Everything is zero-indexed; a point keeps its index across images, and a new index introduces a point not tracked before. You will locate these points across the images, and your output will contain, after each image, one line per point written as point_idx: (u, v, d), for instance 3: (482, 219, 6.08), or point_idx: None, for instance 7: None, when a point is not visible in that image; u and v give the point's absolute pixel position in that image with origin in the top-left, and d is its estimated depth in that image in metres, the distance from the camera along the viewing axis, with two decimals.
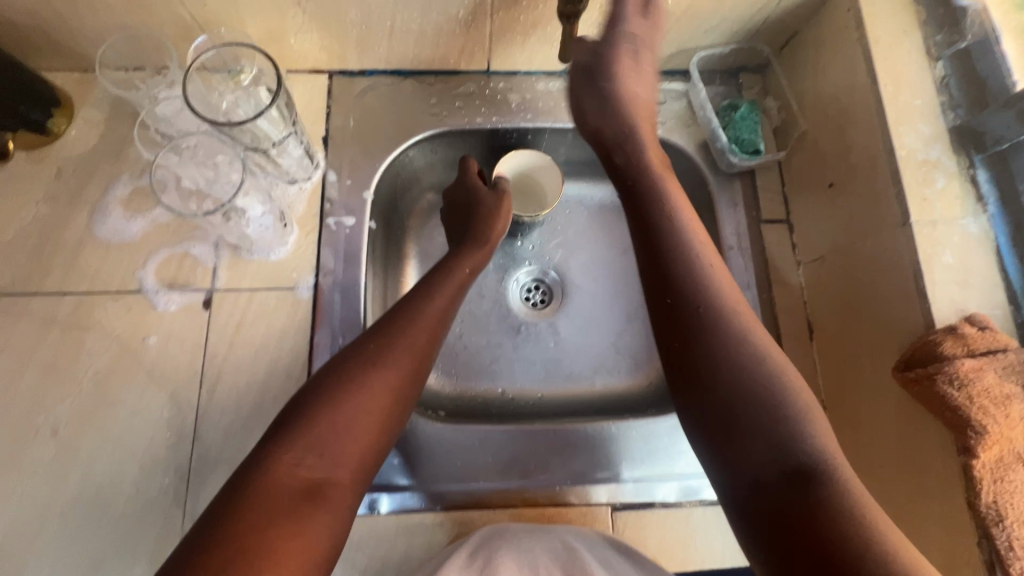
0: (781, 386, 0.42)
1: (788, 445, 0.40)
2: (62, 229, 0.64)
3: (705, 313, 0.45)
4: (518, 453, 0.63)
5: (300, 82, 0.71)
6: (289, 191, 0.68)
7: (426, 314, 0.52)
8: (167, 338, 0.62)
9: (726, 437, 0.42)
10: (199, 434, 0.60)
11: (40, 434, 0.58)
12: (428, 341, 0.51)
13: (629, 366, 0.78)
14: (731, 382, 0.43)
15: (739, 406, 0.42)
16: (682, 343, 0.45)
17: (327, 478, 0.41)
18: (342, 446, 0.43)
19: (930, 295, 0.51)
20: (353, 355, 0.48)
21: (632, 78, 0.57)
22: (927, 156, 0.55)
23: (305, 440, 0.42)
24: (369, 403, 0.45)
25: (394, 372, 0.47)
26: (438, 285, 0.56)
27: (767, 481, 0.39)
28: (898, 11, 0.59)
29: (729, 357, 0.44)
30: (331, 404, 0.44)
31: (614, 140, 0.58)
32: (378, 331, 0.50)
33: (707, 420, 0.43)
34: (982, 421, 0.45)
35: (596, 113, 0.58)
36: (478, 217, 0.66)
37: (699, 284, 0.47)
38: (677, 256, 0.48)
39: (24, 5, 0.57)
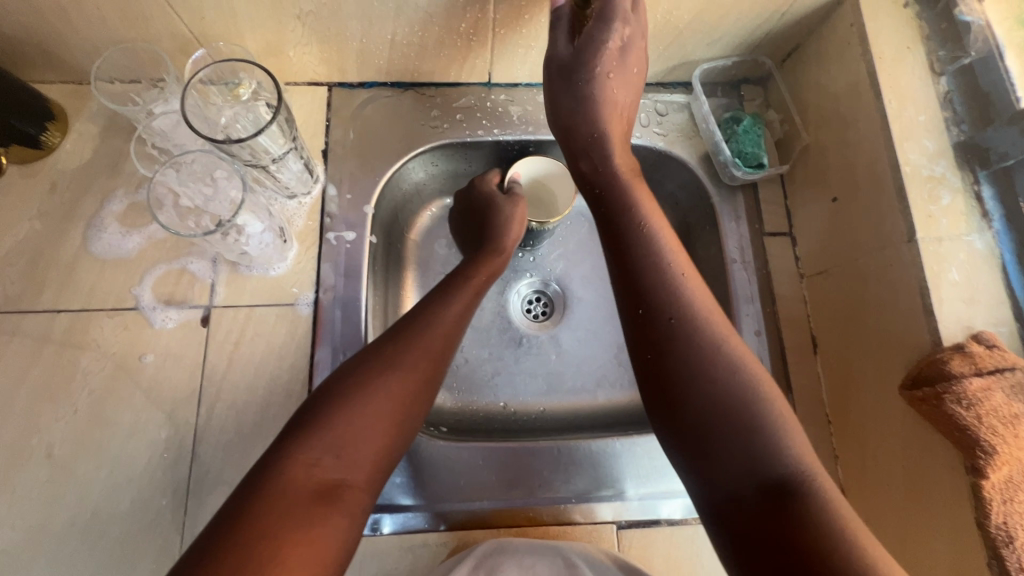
0: (755, 396, 0.42)
1: (763, 456, 0.40)
2: (57, 245, 0.63)
3: (677, 324, 0.46)
4: (522, 473, 0.62)
5: (299, 94, 0.71)
6: (288, 206, 0.67)
7: (443, 319, 0.53)
8: (165, 356, 0.61)
9: (702, 449, 0.42)
10: (197, 454, 0.59)
11: (34, 456, 0.57)
12: (445, 346, 0.52)
13: (631, 379, 0.77)
14: (704, 392, 0.43)
15: (715, 417, 0.42)
16: (655, 353, 0.46)
17: (343, 480, 0.42)
18: (359, 447, 0.43)
19: (937, 312, 0.51)
20: (372, 356, 0.48)
21: (607, 80, 0.56)
22: (932, 172, 0.55)
23: (323, 440, 0.42)
24: (386, 405, 0.46)
25: (412, 374, 0.48)
26: (457, 288, 0.57)
27: (742, 493, 0.39)
28: (901, 26, 0.59)
29: (703, 367, 0.44)
30: (349, 404, 0.44)
31: (585, 142, 0.57)
32: (395, 334, 0.51)
33: (681, 432, 0.43)
34: (990, 441, 0.45)
35: (571, 111, 0.57)
36: (497, 222, 0.67)
37: (671, 293, 0.47)
38: (648, 266, 0.49)
39: (18, 18, 0.56)
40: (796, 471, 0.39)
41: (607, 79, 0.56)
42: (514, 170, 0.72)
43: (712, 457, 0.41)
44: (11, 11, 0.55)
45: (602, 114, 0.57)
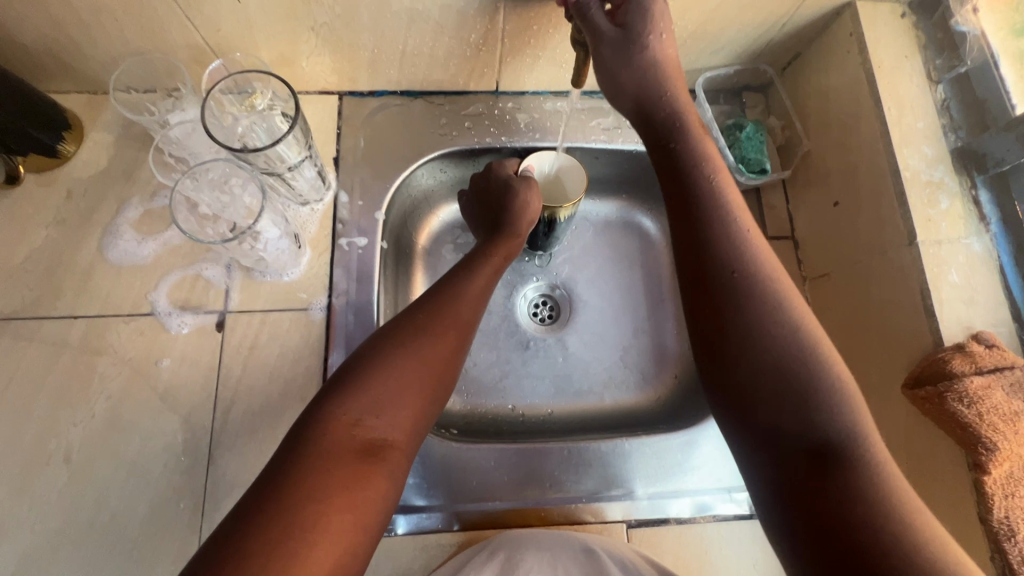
0: (813, 360, 0.43)
1: (818, 419, 0.41)
2: (74, 252, 0.64)
3: (737, 278, 0.46)
4: (532, 472, 0.63)
5: (310, 102, 0.72)
6: (301, 212, 0.68)
7: (470, 295, 0.56)
8: (180, 361, 0.62)
9: (752, 407, 0.43)
10: (214, 458, 0.59)
11: (52, 460, 0.58)
12: (471, 322, 0.54)
13: (637, 381, 0.78)
14: (763, 348, 0.43)
15: (768, 376, 0.42)
16: (716, 308, 0.46)
17: (386, 439, 0.44)
18: (397, 410, 0.46)
19: (938, 314, 0.52)
20: (409, 324, 0.51)
21: (659, 43, 0.55)
22: (931, 177, 0.56)
23: (363, 402, 0.45)
24: (421, 370, 0.48)
25: (445, 342, 0.51)
26: (478, 265, 0.60)
27: (793, 453, 0.40)
28: (898, 36, 0.61)
29: (763, 328, 0.44)
30: (387, 369, 0.47)
31: (657, 108, 0.56)
32: (428, 306, 0.53)
33: (732, 390, 0.44)
34: (992, 438, 0.46)
35: (635, 77, 0.55)
36: (511, 208, 0.65)
37: (734, 249, 0.47)
38: (715, 221, 0.49)
39: (39, 30, 0.58)
40: (845, 432, 0.40)
41: (658, 41, 0.55)
42: (529, 162, 0.70)
43: (760, 415, 0.42)
44: (33, 24, 0.57)
45: (664, 78, 0.56)
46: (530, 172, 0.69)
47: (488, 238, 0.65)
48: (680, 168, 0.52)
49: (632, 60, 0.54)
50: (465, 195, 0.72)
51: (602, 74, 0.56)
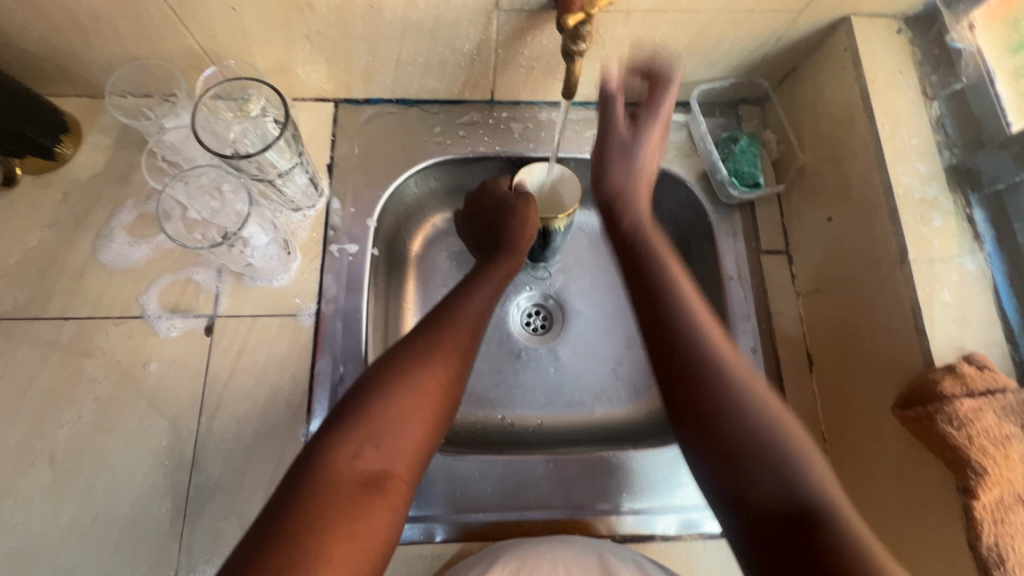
0: (779, 428, 0.44)
1: (792, 484, 0.42)
2: (68, 254, 0.65)
3: (703, 358, 0.48)
4: (518, 486, 0.62)
5: (306, 109, 0.72)
6: (293, 218, 0.68)
7: (472, 315, 0.56)
8: (168, 365, 0.62)
9: (735, 482, 0.44)
10: (197, 462, 0.59)
11: (37, 461, 0.58)
12: (473, 342, 0.54)
13: (628, 394, 0.78)
14: (736, 425, 0.45)
15: (744, 451, 0.44)
16: (688, 391, 0.48)
17: (384, 470, 0.44)
18: (397, 439, 0.45)
19: (928, 334, 0.51)
20: (409, 350, 0.51)
21: (646, 157, 0.62)
22: (925, 195, 0.55)
23: (362, 434, 0.44)
24: (421, 396, 0.48)
25: (446, 364, 0.51)
26: (478, 285, 0.60)
27: (775, 521, 0.41)
28: (894, 52, 0.60)
29: (728, 401, 0.46)
30: (390, 398, 0.47)
31: (628, 200, 0.61)
32: (424, 331, 0.53)
33: (714, 464, 0.45)
34: (981, 462, 0.45)
35: (618, 175, 0.61)
36: (511, 225, 0.65)
37: (699, 332, 0.50)
38: (680, 308, 0.51)
39: (39, 35, 0.59)
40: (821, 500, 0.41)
41: (645, 157, 0.62)
42: (522, 176, 0.70)
43: (740, 488, 0.44)
44: (32, 28, 0.58)
45: (637, 177, 0.62)
46: (524, 188, 0.68)
47: (486, 259, 0.64)
48: (647, 259, 0.56)
49: (623, 164, 0.62)
50: (460, 216, 0.74)
51: (598, 168, 0.63)
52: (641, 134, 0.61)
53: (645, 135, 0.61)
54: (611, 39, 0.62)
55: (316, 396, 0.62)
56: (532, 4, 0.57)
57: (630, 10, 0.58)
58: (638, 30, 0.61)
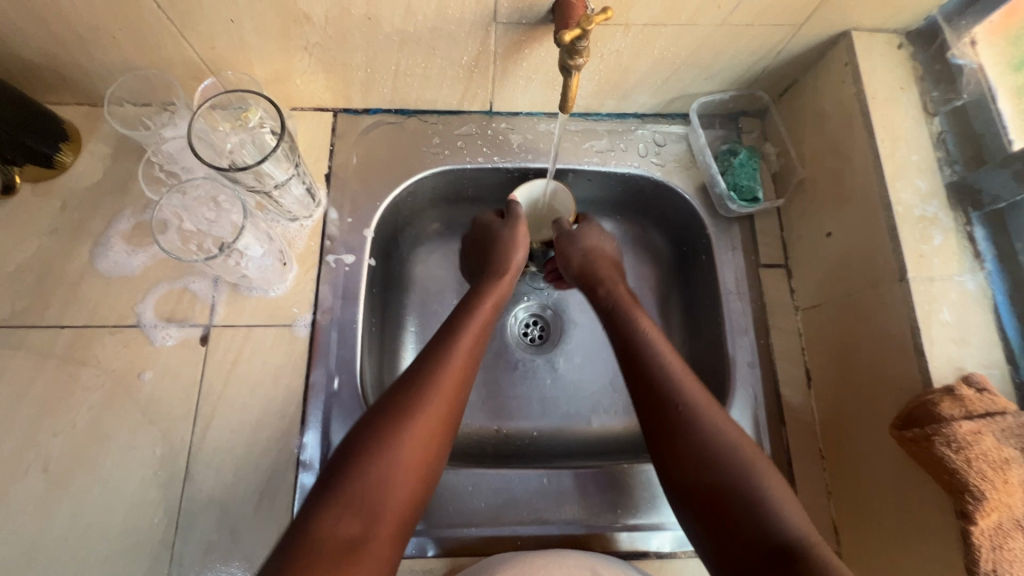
0: (752, 469, 0.48)
1: (768, 522, 0.45)
2: (64, 262, 0.65)
3: (681, 410, 0.52)
4: (510, 501, 0.62)
5: (304, 119, 0.72)
6: (290, 228, 0.68)
7: (459, 360, 0.55)
8: (163, 374, 0.62)
9: (716, 519, 0.48)
10: (190, 473, 0.59)
11: (30, 471, 0.58)
12: (459, 390, 0.53)
13: (625, 406, 0.77)
14: (715, 467, 0.49)
15: (724, 492, 0.48)
16: (669, 442, 0.52)
17: (365, 535, 0.44)
18: (378, 499, 0.45)
19: (927, 353, 0.51)
20: (391, 405, 0.50)
21: (603, 243, 0.70)
22: (924, 212, 0.55)
23: (342, 499, 0.44)
24: (402, 458, 0.47)
25: (430, 417, 0.50)
26: (465, 325, 0.58)
27: (756, 555, 0.44)
28: (895, 67, 0.60)
29: (707, 446, 0.50)
30: (370, 460, 0.46)
31: (600, 275, 0.66)
32: (409, 382, 0.52)
33: (696, 505, 0.49)
34: (980, 486, 0.44)
35: (581, 260, 0.68)
36: (498, 249, 0.67)
37: (678, 385, 0.54)
38: (658, 363, 0.56)
39: (39, 45, 0.59)
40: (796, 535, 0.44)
41: (603, 243, 0.70)
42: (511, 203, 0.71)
43: (721, 524, 0.47)
44: (32, 38, 0.58)
45: (597, 261, 0.68)
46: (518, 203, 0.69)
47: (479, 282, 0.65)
48: (624, 323, 0.61)
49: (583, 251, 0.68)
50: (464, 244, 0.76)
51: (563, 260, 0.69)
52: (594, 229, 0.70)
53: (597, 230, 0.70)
54: (609, 52, 0.62)
55: (311, 407, 0.62)
56: (529, 17, 0.56)
57: (627, 24, 0.57)
58: (636, 44, 0.61)
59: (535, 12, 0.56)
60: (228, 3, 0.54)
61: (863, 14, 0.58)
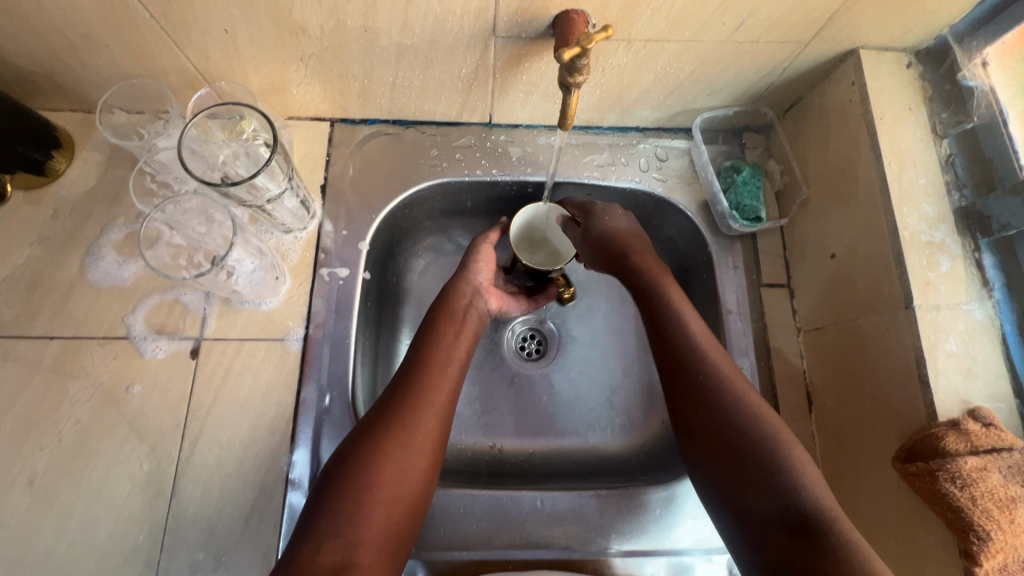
0: (776, 439, 0.47)
1: (789, 492, 0.44)
2: (55, 272, 0.64)
3: (704, 380, 0.51)
4: (503, 523, 0.61)
5: (301, 128, 0.71)
6: (283, 240, 0.67)
7: (440, 386, 0.54)
8: (152, 388, 0.61)
9: (733, 486, 0.47)
10: (178, 489, 0.58)
11: (15, 484, 0.57)
12: (440, 415, 0.53)
13: (622, 425, 0.76)
14: (736, 436, 0.48)
15: (744, 459, 0.46)
16: (694, 410, 0.51)
17: (350, 559, 0.43)
18: (360, 526, 0.44)
19: (933, 385, 0.49)
20: (376, 425, 0.50)
21: (612, 221, 0.65)
22: (932, 238, 0.53)
23: (326, 523, 0.44)
24: (388, 484, 0.47)
25: (409, 441, 0.49)
26: (454, 348, 0.58)
27: (772, 525, 0.43)
28: (903, 88, 0.58)
29: (729, 413, 0.49)
30: (349, 489, 0.46)
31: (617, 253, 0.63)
32: (387, 409, 0.51)
33: (717, 474, 0.48)
34: (985, 527, 0.43)
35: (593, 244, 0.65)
36: (463, 266, 0.67)
37: (701, 354, 0.53)
38: (682, 333, 0.55)
39: (31, 53, 0.58)
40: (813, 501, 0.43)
41: (611, 221, 0.65)
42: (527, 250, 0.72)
43: (741, 493, 0.46)
44: (23, 45, 0.57)
45: (609, 241, 0.64)
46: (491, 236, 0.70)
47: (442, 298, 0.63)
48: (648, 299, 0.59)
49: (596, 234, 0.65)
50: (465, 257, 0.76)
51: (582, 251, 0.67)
52: (599, 213, 0.66)
53: (603, 213, 0.66)
54: (611, 66, 0.60)
55: (301, 424, 0.61)
56: (529, 32, 0.55)
57: (630, 39, 0.56)
58: (638, 59, 0.59)
59: (535, 26, 0.54)
60: (221, 13, 0.53)
61: (871, 32, 0.57)
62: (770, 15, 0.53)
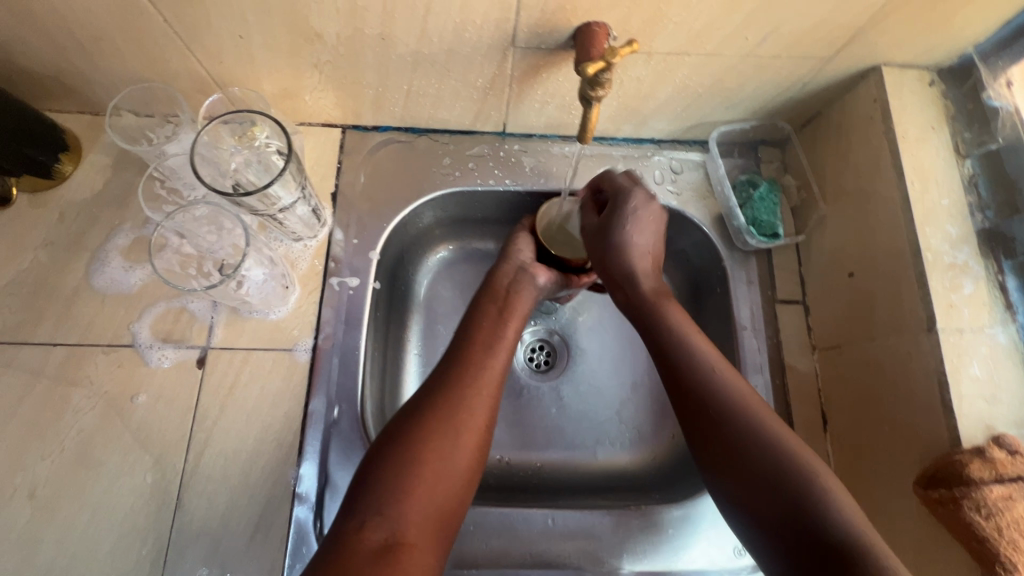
0: (799, 465, 0.44)
1: (822, 522, 0.41)
2: (60, 277, 0.63)
3: (714, 408, 0.48)
4: (513, 541, 0.60)
5: (312, 135, 0.70)
6: (293, 248, 0.66)
7: (489, 370, 0.54)
8: (157, 398, 0.60)
9: (764, 518, 0.43)
10: (182, 502, 0.57)
11: (15, 495, 0.56)
12: (490, 396, 0.52)
13: (632, 440, 0.75)
14: (757, 466, 0.45)
15: (771, 490, 0.43)
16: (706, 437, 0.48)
17: (398, 538, 0.43)
18: (407, 503, 0.44)
19: (956, 410, 0.49)
20: (423, 406, 0.50)
21: (637, 229, 0.60)
22: (955, 260, 0.53)
23: (371, 501, 0.44)
24: (436, 466, 0.47)
25: (458, 421, 0.49)
26: (501, 333, 0.58)
27: (808, 558, 0.40)
28: (925, 106, 0.58)
29: (746, 442, 0.46)
30: (397, 465, 0.46)
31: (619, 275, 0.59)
32: (438, 388, 0.52)
33: (744, 503, 0.45)
34: (1013, 557, 0.43)
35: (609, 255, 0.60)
36: (506, 250, 0.66)
37: (712, 378, 0.50)
38: (690, 351, 0.52)
39: (40, 55, 0.57)
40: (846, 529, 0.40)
41: (637, 229, 0.60)
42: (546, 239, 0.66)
43: (771, 524, 0.43)
44: (32, 47, 0.56)
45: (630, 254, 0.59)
46: (524, 231, 0.68)
47: (489, 287, 0.63)
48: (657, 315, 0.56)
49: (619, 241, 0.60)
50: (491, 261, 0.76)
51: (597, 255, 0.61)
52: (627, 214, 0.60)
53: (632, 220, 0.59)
54: (630, 79, 0.59)
55: (309, 437, 0.60)
56: (549, 43, 0.54)
57: (651, 52, 0.55)
58: (657, 71, 0.58)
59: (556, 37, 0.54)
60: (237, 19, 0.52)
61: (894, 50, 0.56)
62: (793, 31, 0.53)
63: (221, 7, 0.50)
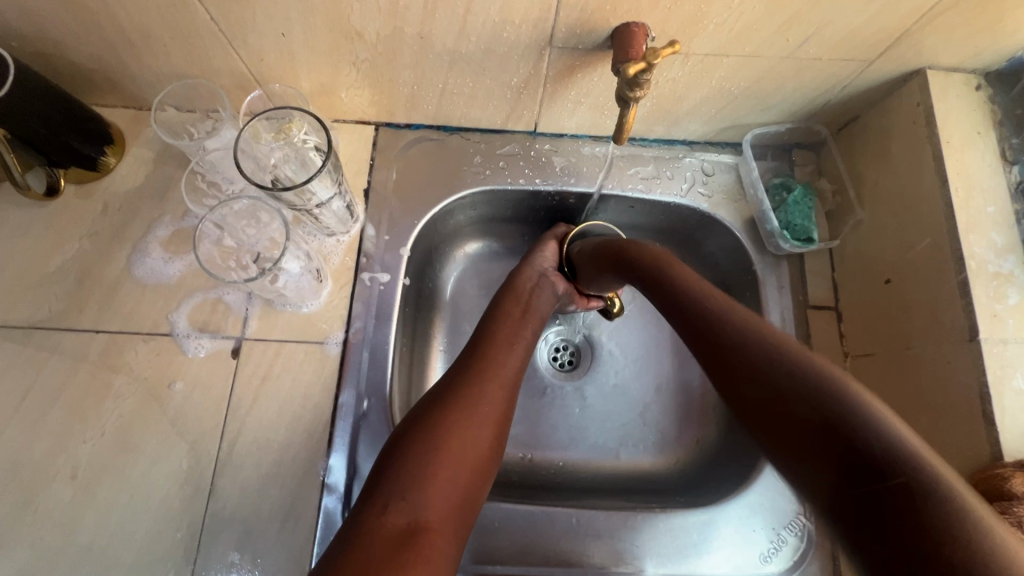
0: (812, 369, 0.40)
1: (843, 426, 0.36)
2: (104, 266, 0.65)
3: (712, 331, 0.47)
4: (537, 539, 0.60)
5: (346, 131, 0.71)
6: (326, 243, 0.67)
7: (506, 366, 0.56)
8: (193, 385, 0.61)
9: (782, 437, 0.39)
10: (215, 489, 0.58)
11: (59, 475, 0.58)
12: (506, 391, 0.54)
13: (655, 442, 0.74)
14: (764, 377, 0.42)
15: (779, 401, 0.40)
16: (733, 384, 0.44)
17: (420, 521, 0.43)
18: (428, 491, 0.45)
19: (999, 423, 0.48)
20: (442, 397, 0.51)
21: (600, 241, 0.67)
22: (999, 269, 0.52)
23: (393, 487, 0.44)
24: (454, 453, 0.47)
25: (478, 411, 0.51)
26: (517, 336, 0.59)
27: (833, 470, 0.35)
28: (972, 110, 0.57)
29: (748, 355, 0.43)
30: (418, 452, 0.47)
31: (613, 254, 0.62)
32: (459, 379, 0.53)
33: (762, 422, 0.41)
34: None
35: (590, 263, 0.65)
36: (529, 253, 0.69)
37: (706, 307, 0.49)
38: (697, 298, 0.51)
39: (92, 51, 0.59)
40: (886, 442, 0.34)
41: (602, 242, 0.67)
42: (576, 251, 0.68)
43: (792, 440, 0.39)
44: (85, 45, 0.58)
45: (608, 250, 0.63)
46: (550, 243, 0.70)
47: (509, 287, 0.65)
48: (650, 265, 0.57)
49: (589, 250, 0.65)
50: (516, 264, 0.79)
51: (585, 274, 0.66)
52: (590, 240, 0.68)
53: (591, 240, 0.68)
54: (665, 79, 0.59)
55: (338, 428, 0.61)
56: (586, 43, 0.54)
57: (688, 53, 0.55)
58: (694, 72, 0.58)
59: (593, 38, 0.54)
60: (282, 17, 0.53)
61: (939, 53, 0.55)
62: (837, 31, 0.52)
63: (267, 6, 0.52)
